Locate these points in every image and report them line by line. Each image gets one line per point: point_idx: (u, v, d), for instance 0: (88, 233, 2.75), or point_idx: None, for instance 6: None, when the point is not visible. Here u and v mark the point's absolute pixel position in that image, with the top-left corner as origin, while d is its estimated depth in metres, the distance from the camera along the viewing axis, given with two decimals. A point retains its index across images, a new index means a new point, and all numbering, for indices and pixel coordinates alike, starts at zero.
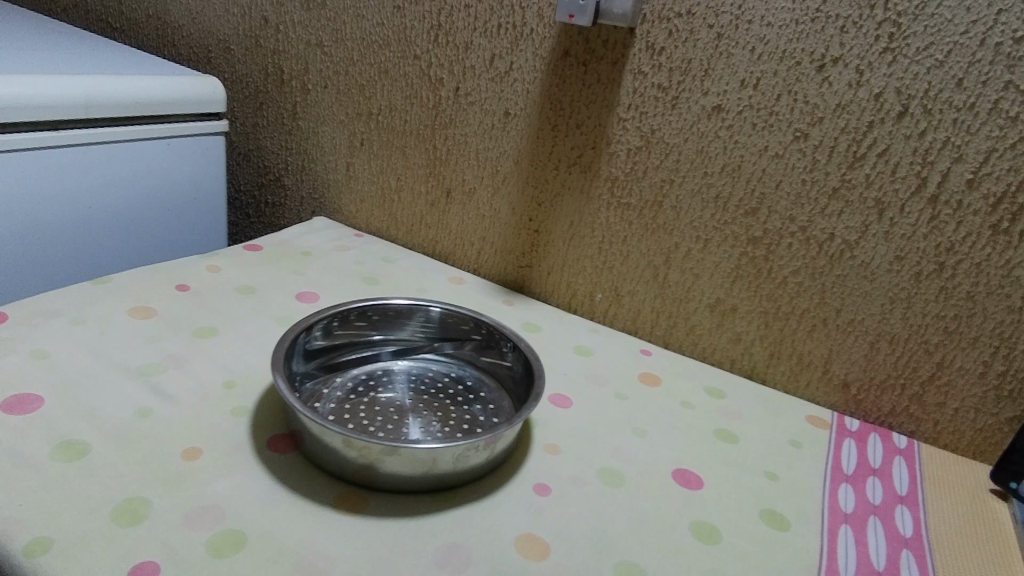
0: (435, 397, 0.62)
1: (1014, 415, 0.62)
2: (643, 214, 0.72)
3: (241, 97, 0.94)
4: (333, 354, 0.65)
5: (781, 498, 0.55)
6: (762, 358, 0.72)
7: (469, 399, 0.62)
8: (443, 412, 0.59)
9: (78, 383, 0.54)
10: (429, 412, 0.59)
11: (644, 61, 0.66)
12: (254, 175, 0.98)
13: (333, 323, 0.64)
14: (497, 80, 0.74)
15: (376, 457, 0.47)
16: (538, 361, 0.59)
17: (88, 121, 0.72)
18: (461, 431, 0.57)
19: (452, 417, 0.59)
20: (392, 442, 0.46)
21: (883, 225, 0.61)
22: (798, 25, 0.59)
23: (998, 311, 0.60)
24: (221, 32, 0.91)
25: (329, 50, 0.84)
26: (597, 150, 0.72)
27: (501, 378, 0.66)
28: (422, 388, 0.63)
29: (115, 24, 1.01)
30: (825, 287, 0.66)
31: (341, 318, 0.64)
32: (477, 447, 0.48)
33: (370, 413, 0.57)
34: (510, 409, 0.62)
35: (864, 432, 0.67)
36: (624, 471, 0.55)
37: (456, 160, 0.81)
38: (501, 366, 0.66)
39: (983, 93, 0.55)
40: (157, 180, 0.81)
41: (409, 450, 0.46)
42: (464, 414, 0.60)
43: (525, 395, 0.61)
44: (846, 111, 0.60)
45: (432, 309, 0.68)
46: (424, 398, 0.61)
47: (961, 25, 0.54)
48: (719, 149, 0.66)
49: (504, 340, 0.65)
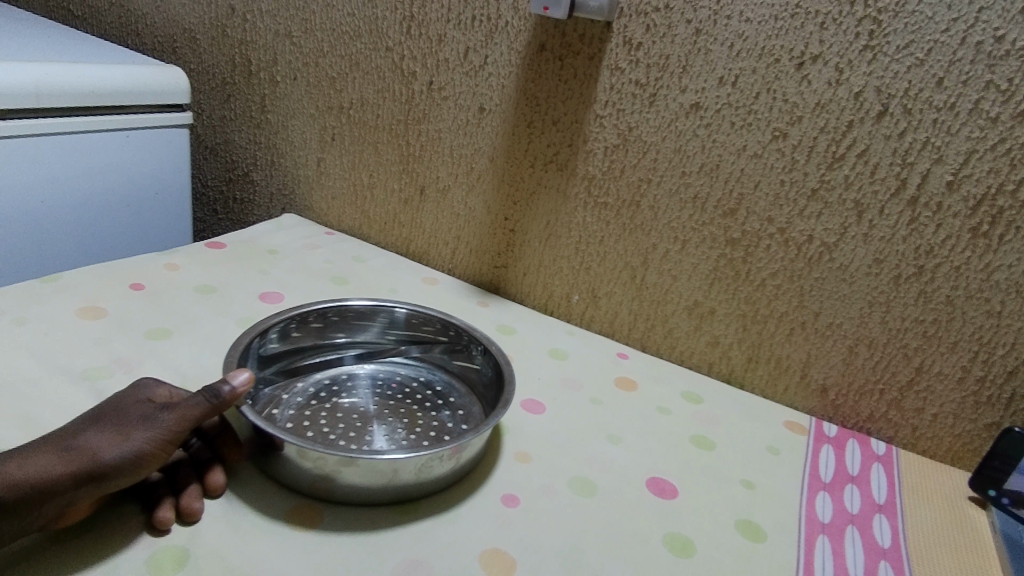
0: (401, 403, 0.59)
1: (993, 421, 0.61)
2: (620, 214, 0.70)
3: (208, 89, 0.90)
4: (294, 358, 0.63)
5: (757, 506, 0.53)
6: (741, 361, 0.71)
7: (438, 404, 0.60)
8: (411, 418, 0.57)
9: (15, 387, 0.51)
10: (394, 419, 0.56)
11: (621, 56, 0.64)
12: (222, 170, 0.94)
13: (291, 326, 0.62)
14: (472, 74, 0.72)
15: (333, 469, 0.45)
16: (508, 366, 0.57)
17: (38, 110, 0.68)
18: (428, 438, 0.55)
19: (419, 424, 0.56)
20: (350, 452, 0.44)
21: (862, 227, 0.60)
22: (776, 21, 0.58)
23: (977, 316, 0.59)
24: (186, 22, 0.88)
25: (298, 41, 0.81)
26: (573, 148, 0.70)
27: (471, 383, 0.64)
28: (388, 393, 0.60)
29: (76, 12, 0.97)
30: (803, 289, 0.65)
31: (299, 320, 0.62)
32: (442, 456, 0.46)
33: (331, 420, 0.55)
34: (480, 415, 0.60)
35: (843, 438, 0.65)
36: (596, 480, 0.53)
37: (430, 156, 0.78)
38: (472, 370, 0.64)
39: (963, 93, 0.54)
40: (116, 174, 0.77)
41: (367, 461, 0.44)
42: (431, 420, 0.57)
43: (495, 400, 0.59)
44: (825, 110, 0.58)
45: (398, 310, 0.66)
46: (390, 403, 0.59)
47: (942, 22, 0.53)
48: (697, 148, 0.64)
49: (474, 343, 0.63)
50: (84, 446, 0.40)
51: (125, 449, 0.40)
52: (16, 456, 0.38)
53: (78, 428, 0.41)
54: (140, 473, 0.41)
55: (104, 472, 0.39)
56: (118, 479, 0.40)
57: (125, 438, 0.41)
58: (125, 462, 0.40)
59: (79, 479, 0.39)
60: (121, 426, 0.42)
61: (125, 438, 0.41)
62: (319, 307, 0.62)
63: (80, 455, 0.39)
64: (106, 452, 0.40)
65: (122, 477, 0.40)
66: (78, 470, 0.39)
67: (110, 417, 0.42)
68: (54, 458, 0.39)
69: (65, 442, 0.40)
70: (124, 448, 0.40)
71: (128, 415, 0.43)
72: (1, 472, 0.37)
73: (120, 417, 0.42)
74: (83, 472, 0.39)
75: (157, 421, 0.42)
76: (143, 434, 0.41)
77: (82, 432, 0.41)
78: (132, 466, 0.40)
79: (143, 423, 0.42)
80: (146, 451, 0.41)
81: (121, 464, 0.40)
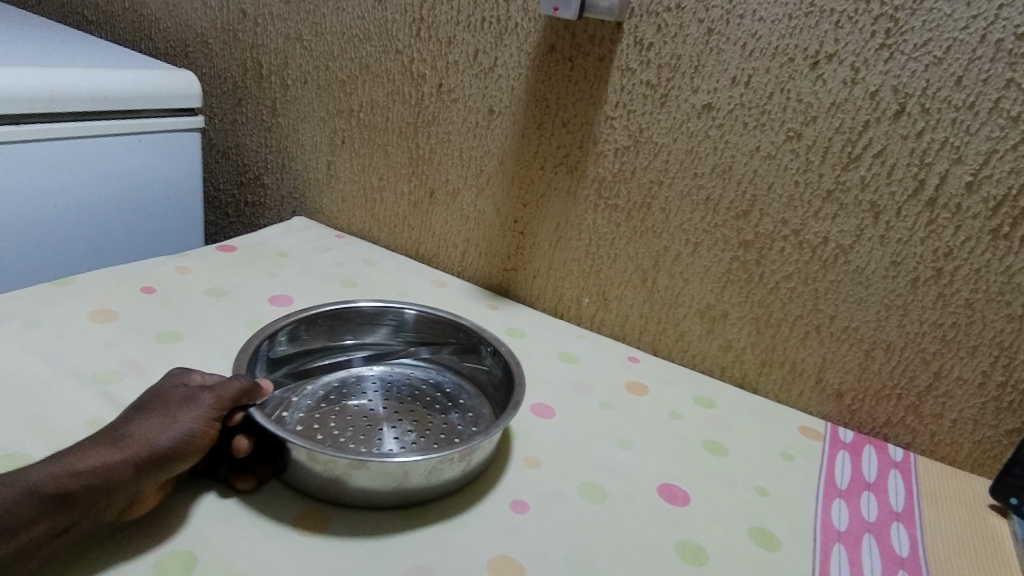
0: (411, 404, 0.59)
1: (1015, 427, 0.60)
2: (631, 216, 0.70)
3: (219, 93, 0.91)
4: (304, 360, 0.63)
5: (771, 514, 0.52)
6: (753, 366, 0.70)
7: (448, 406, 0.60)
8: (420, 421, 0.57)
9: (26, 390, 0.51)
10: (404, 421, 0.56)
11: (632, 57, 0.64)
12: (233, 174, 0.95)
13: (300, 329, 0.62)
14: (481, 76, 0.72)
15: (342, 471, 0.44)
16: (518, 367, 0.57)
17: (52, 115, 0.68)
18: (438, 441, 0.54)
19: (429, 426, 0.56)
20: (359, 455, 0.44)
21: (879, 229, 0.59)
22: (790, 19, 0.57)
23: (997, 319, 0.57)
24: (198, 27, 0.89)
25: (308, 44, 0.81)
26: (584, 150, 0.69)
27: (481, 385, 0.63)
28: (398, 395, 0.60)
29: (91, 18, 0.98)
30: (818, 292, 0.64)
31: (307, 323, 0.63)
32: (451, 460, 0.46)
33: (341, 423, 0.55)
34: (490, 417, 0.60)
35: (859, 444, 0.64)
36: (607, 486, 0.52)
37: (440, 158, 0.78)
38: (482, 371, 0.64)
39: (983, 92, 0.53)
40: (130, 178, 0.78)
41: (377, 464, 0.43)
42: (441, 423, 0.57)
43: (504, 401, 0.58)
44: (841, 110, 0.57)
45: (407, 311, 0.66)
46: (400, 405, 0.59)
47: (961, 20, 0.52)
48: (709, 149, 0.63)
49: (483, 344, 0.63)
50: (137, 434, 0.42)
51: (176, 432, 0.42)
52: (76, 451, 0.41)
53: (126, 419, 0.44)
54: (193, 455, 0.43)
55: (160, 456, 0.41)
56: (174, 461, 0.42)
57: (172, 422, 0.43)
58: (178, 444, 0.42)
59: (138, 465, 0.40)
60: (167, 412, 0.44)
61: (172, 422, 0.43)
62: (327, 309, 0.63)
63: (134, 443, 0.41)
64: (157, 437, 0.42)
65: (177, 459, 0.42)
66: (135, 455, 0.41)
67: (153, 407, 0.45)
68: (109, 449, 0.41)
69: (116, 434, 0.42)
70: (174, 431, 0.42)
71: (170, 402, 0.45)
72: (65, 466, 0.39)
73: (162, 405, 0.45)
74: (139, 458, 0.41)
75: (199, 403, 0.44)
76: (188, 416, 0.43)
77: (130, 423, 0.43)
78: (184, 448, 0.42)
79: (185, 408, 0.44)
80: (194, 431, 0.43)
81: (174, 445, 0.42)
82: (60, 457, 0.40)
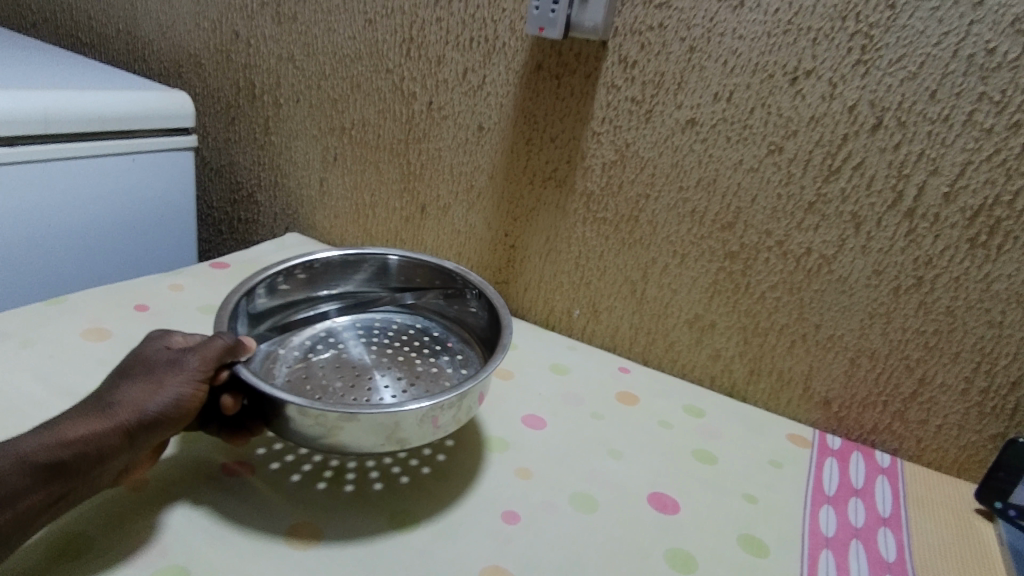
0: (399, 351, 0.63)
1: (998, 432, 0.61)
2: (619, 228, 0.71)
3: (213, 113, 0.92)
4: (288, 312, 0.66)
5: (760, 522, 0.53)
6: (742, 374, 0.71)
7: (437, 351, 0.64)
8: (408, 367, 0.60)
9: (21, 409, 0.52)
10: (393, 367, 0.60)
11: (617, 74, 0.65)
12: (227, 192, 0.96)
13: (278, 280, 0.64)
14: (471, 94, 0.73)
15: (335, 427, 0.45)
16: (505, 310, 0.58)
17: (47, 136, 0.69)
18: (427, 384, 0.58)
19: (418, 371, 0.60)
20: (348, 408, 0.44)
21: (861, 239, 0.60)
22: (769, 37, 0.59)
23: (978, 326, 0.59)
24: (191, 48, 0.90)
25: (300, 64, 0.83)
26: (572, 165, 0.71)
27: (468, 327, 0.67)
28: (386, 342, 0.64)
29: (85, 40, 0.99)
30: (803, 302, 0.65)
31: (285, 275, 0.65)
32: (444, 407, 0.46)
33: (331, 373, 0.58)
34: (477, 360, 0.64)
35: (847, 451, 0.65)
36: (597, 496, 0.53)
37: (431, 174, 0.79)
38: (468, 314, 0.67)
39: (957, 105, 0.54)
40: (125, 197, 0.79)
41: (367, 417, 0.44)
42: (430, 367, 0.61)
43: (491, 342, 0.62)
44: (820, 124, 0.59)
45: (389, 258, 0.69)
46: (388, 352, 0.62)
47: (933, 36, 0.54)
48: (694, 163, 0.65)
49: (468, 288, 0.66)
50: (125, 401, 0.43)
51: (164, 395, 0.44)
52: (64, 421, 0.42)
53: (111, 387, 0.44)
54: (183, 416, 0.45)
55: (151, 420, 0.43)
56: (166, 423, 0.44)
57: (159, 386, 0.44)
58: (167, 407, 0.44)
59: (130, 431, 0.42)
60: (153, 377, 0.45)
61: (159, 387, 0.44)
62: (306, 260, 0.65)
63: (123, 410, 0.42)
64: (146, 403, 0.43)
65: (169, 422, 0.44)
66: (126, 422, 0.42)
67: (138, 372, 0.45)
68: (99, 417, 0.42)
69: (104, 401, 0.43)
70: (163, 396, 0.44)
71: (155, 366, 0.46)
72: (55, 435, 0.40)
73: (147, 370, 0.45)
74: (130, 424, 0.42)
75: (185, 366, 0.45)
76: (174, 380, 0.45)
77: (116, 390, 0.44)
78: (174, 411, 0.44)
79: (171, 371, 0.45)
80: (182, 393, 0.44)
81: (164, 409, 0.43)
82: (48, 426, 0.41)
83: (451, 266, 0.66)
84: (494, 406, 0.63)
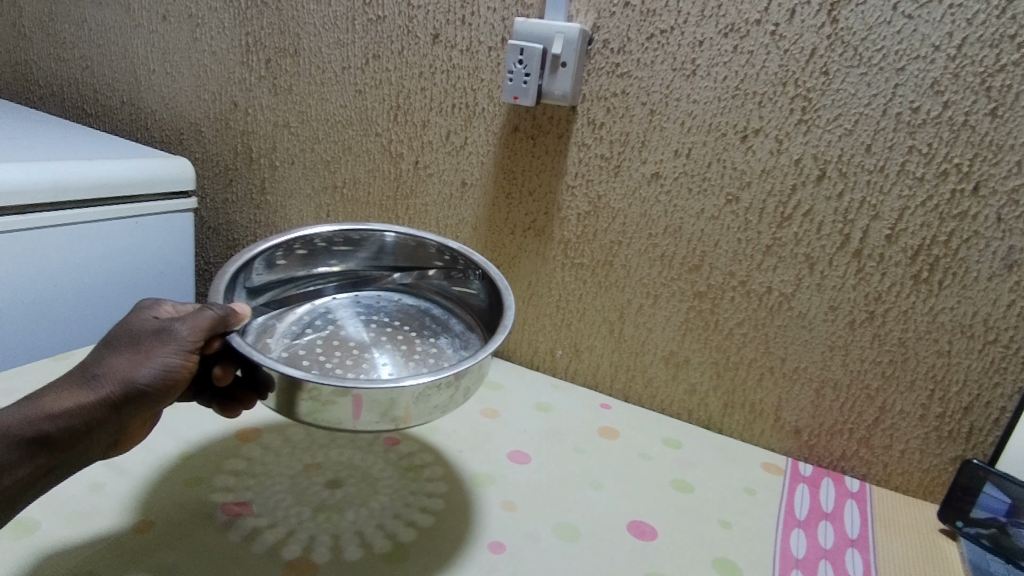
0: (399, 331, 0.67)
1: (957, 454, 0.65)
2: (596, 273, 0.76)
3: (211, 175, 0.98)
4: (287, 286, 0.70)
5: (733, 546, 0.57)
6: (717, 407, 0.75)
7: (437, 332, 0.69)
8: (408, 344, 0.65)
9: None
10: (392, 345, 0.64)
11: (587, 134, 0.72)
12: (224, 248, 1.01)
13: (277, 255, 0.67)
14: (454, 154, 0.79)
15: (328, 401, 0.48)
16: (508, 296, 0.61)
17: (56, 203, 0.74)
18: (425, 361, 0.63)
19: (418, 350, 0.64)
20: (343, 382, 0.47)
21: (815, 277, 0.66)
22: (720, 101, 0.65)
23: (929, 355, 0.64)
24: (192, 116, 0.96)
25: (295, 130, 0.89)
26: (549, 216, 0.76)
27: (470, 308, 0.71)
28: (386, 322, 0.68)
29: (90, 111, 1.06)
30: (768, 337, 0.70)
31: (284, 249, 0.67)
32: (440, 385, 0.49)
33: (329, 349, 0.63)
34: (478, 341, 0.68)
35: (818, 478, 0.69)
36: (579, 525, 0.56)
37: (419, 227, 0.85)
38: (469, 296, 0.71)
39: (890, 157, 0.61)
40: (128, 258, 0.83)
41: (364, 392, 0.47)
42: (430, 347, 0.65)
43: (489, 323, 0.66)
44: (771, 176, 0.65)
45: (388, 236, 0.71)
46: (388, 331, 0.67)
47: (864, 97, 0.60)
48: (661, 212, 0.71)
49: (470, 270, 0.69)
50: (113, 372, 0.45)
51: (151, 367, 0.46)
52: (51, 390, 0.44)
53: (99, 355, 0.46)
54: (173, 385, 0.47)
55: (141, 391, 0.45)
56: (155, 393, 0.46)
57: (147, 357, 0.46)
58: (156, 378, 0.46)
59: (120, 401, 0.45)
60: (141, 348, 0.47)
61: (148, 358, 0.46)
62: (305, 236, 0.67)
63: (111, 381, 0.45)
64: (135, 374, 0.45)
65: (158, 391, 0.46)
66: (115, 393, 0.44)
67: (126, 341, 0.47)
68: (86, 388, 0.44)
69: (92, 371, 0.45)
70: (151, 366, 0.46)
71: (142, 335, 0.47)
72: (43, 407, 0.43)
73: (135, 339, 0.47)
74: (120, 394, 0.45)
75: (173, 336, 0.47)
76: (162, 351, 0.46)
77: (105, 360, 0.46)
78: (163, 380, 0.46)
79: (158, 342, 0.47)
80: (172, 364, 0.46)
81: (154, 380, 0.46)
82: (36, 399, 0.44)
83: (454, 247, 0.68)
84: (480, 444, 0.66)
